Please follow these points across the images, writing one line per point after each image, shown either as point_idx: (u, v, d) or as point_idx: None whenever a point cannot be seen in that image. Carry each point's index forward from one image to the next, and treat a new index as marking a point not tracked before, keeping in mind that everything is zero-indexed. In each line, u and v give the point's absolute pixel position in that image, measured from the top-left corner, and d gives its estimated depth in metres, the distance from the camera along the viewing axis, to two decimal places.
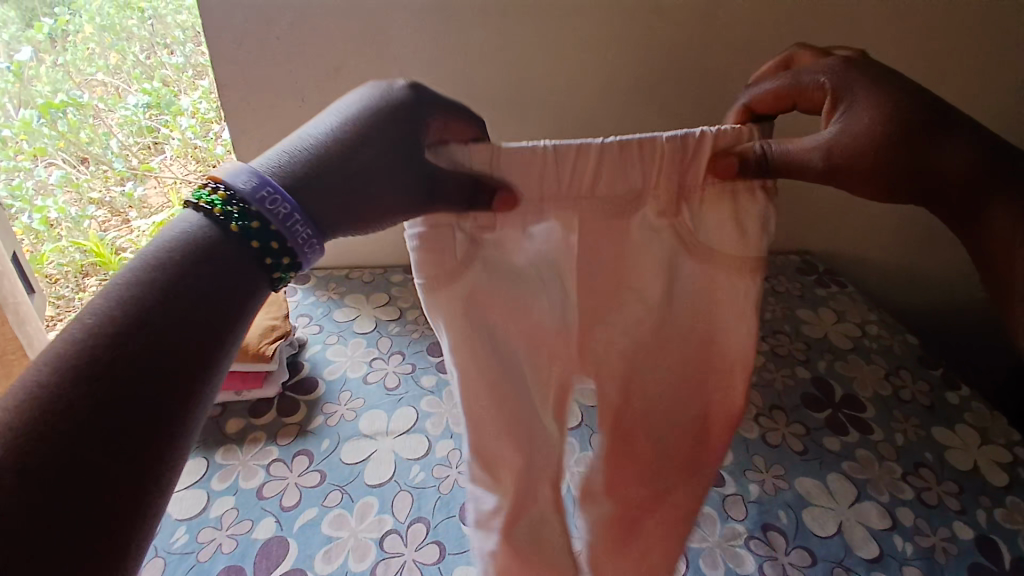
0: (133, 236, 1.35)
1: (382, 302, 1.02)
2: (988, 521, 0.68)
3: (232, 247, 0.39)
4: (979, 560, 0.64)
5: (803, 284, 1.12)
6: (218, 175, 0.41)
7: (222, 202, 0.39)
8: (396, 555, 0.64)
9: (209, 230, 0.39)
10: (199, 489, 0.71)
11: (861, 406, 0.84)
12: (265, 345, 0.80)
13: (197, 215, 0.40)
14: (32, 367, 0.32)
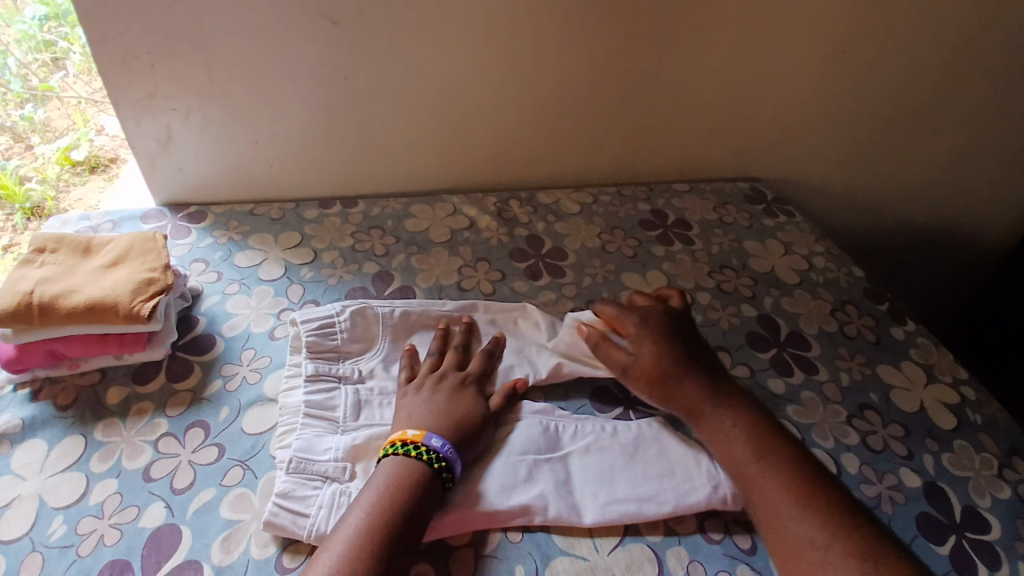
0: (36, 162, 1.02)
1: (293, 243, 0.91)
2: (933, 467, 0.69)
3: (429, 472, 0.54)
4: (928, 509, 0.65)
5: (751, 214, 1.07)
6: (407, 432, 0.57)
7: (411, 448, 0.55)
8: (300, 518, 0.55)
9: (410, 462, 0.55)
10: (77, 472, 0.61)
11: (807, 344, 0.82)
12: (139, 304, 0.68)
13: (398, 458, 0.55)
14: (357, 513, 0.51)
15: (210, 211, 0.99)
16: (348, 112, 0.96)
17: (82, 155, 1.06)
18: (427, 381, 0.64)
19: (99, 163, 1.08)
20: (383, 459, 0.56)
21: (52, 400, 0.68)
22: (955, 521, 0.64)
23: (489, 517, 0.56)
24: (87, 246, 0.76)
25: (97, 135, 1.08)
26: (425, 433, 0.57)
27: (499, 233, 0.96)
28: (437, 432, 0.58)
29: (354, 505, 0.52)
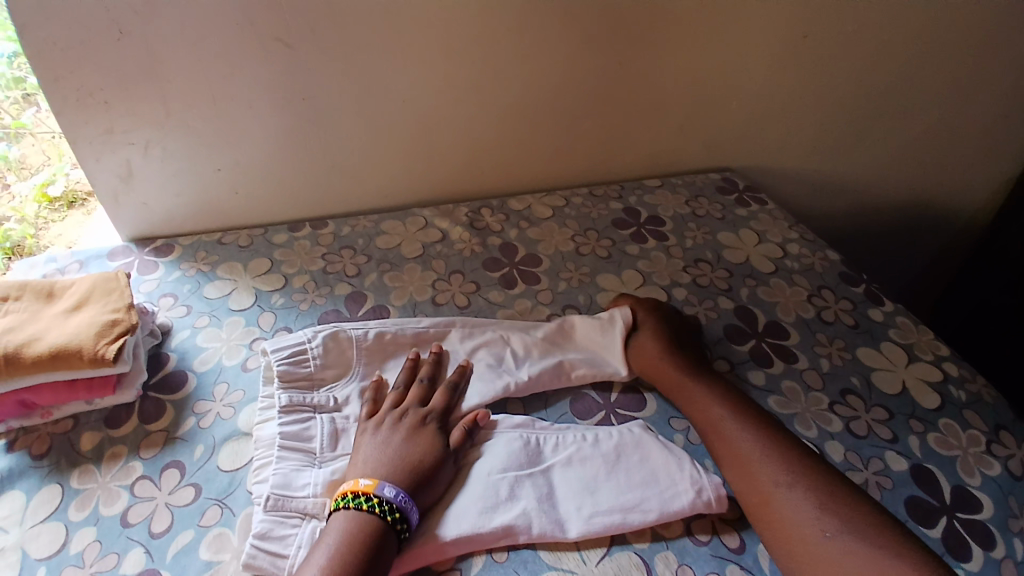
0: (13, 202, 1.00)
1: (263, 270, 0.89)
2: (919, 449, 0.69)
3: (382, 525, 0.53)
4: (917, 492, 0.65)
5: (723, 205, 1.07)
6: (358, 482, 0.56)
7: (364, 500, 0.54)
8: (279, 559, 0.53)
9: (362, 517, 0.53)
10: (55, 522, 0.60)
11: (785, 333, 0.82)
12: (104, 347, 0.66)
13: (348, 513, 0.54)
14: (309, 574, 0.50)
15: (177, 243, 0.97)
16: (311, 133, 0.95)
17: (59, 191, 1.04)
18: (388, 418, 0.62)
19: (76, 198, 1.06)
20: (332, 517, 0.54)
21: (27, 449, 0.66)
22: (947, 502, 0.64)
23: (470, 540, 0.55)
24: (49, 290, 0.75)
25: (74, 169, 1.04)
26: (378, 482, 0.55)
27: (472, 244, 0.95)
28: (392, 480, 0.56)
29: (306, 566, 0.51)
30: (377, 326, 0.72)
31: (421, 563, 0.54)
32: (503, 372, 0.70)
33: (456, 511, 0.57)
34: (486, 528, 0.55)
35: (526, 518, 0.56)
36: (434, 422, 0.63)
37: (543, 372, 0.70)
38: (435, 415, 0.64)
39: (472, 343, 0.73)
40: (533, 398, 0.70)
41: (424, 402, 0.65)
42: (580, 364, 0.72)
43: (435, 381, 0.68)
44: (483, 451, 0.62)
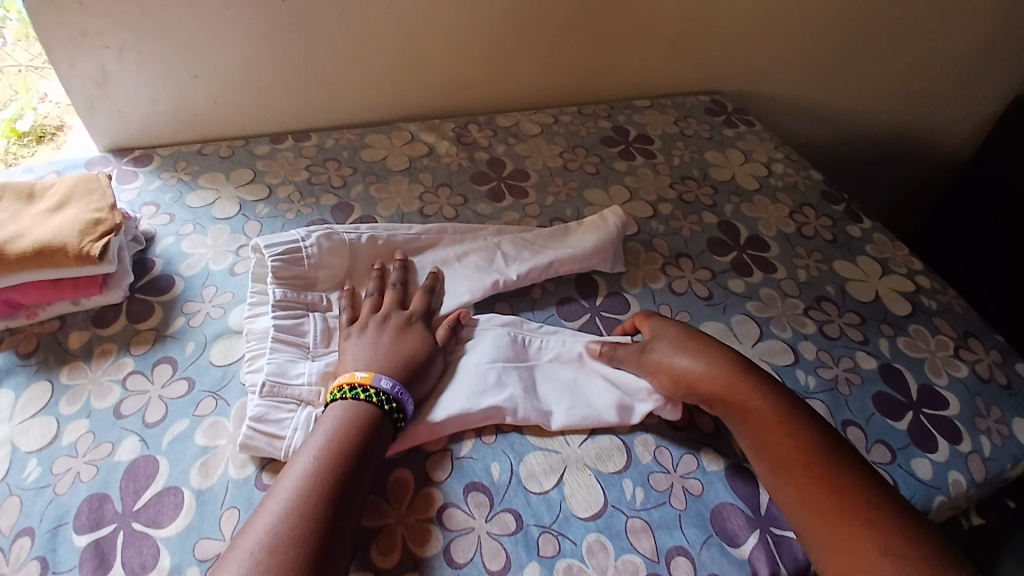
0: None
1: (246, 180, 0.88)
2: (890, 351, 0.73)
3: (379, 414, 0.54)
4: (885, 389, 0.69)
5: (711, 125, 1.07)
6: (354, 374, 0.57)
7: (361, 390, 0.55)
8: (276, 440, 0.55)
9: (360, 406, 0.54)
10: (47, 416, 0.61)
11: (766, 246, 0.84)
12: (89, 244, 0.66)
13: (345, 403, 0.55)
14: (306, 457, 0.51)
15: (156, 154, 0.95)
16: (293, 40, 0.91)
17: (29, 126, 1.00)
18: (372, 320, 0.63)
19: (45, 133, 1.02)
20: (328, 409, 0.55)
21: (13, 349, 0.66)
22: (914, 399, 0.68)
23: (464, 421, 0.58)
24: (30, 191, 0.73)
25: (41, 103, 1.01)
26: (374, 374, 0.56)
27: (459, 158, 0.94)
28: (386, 372, 0.57)
29: (304, 448, 0.52)
30: (369, 229, 0.72)
31: (414, 443, 0.57)
32: (489, 271, 0.72)
33: (447, 398, 0.59)
34: (476, 409, 0.58)
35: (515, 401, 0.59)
36: (420, 322, 0.64)
37: (531, 273, 0.72)
38: (416, 314, 0.65)
39: (461, 249, 0.74)
40: (520, 300, 0.72)
41: (402, 305, 0.66)
42: (565, 266, 0.73)
43: (407, 286, 0.68)
44: (472, 347, 0.64)
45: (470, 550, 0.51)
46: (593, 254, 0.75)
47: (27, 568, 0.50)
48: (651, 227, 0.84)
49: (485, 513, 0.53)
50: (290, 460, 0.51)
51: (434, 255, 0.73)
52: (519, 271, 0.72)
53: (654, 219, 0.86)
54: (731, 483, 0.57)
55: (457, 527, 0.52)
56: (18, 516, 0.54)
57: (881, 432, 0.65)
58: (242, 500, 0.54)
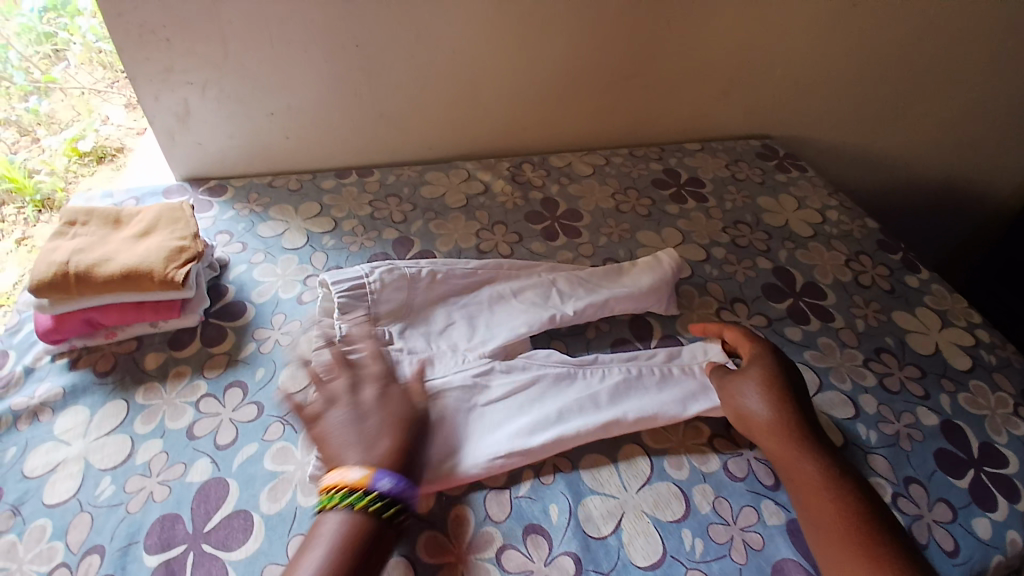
0: (44, 155, 1.06)
1: (313, 213, 0.93)
2: (952, 407, 0.71)
3: (376, 522, 0.50)
4: (945, 445, 0.67)
5: (763, 170, 1.08)
6: (348, 474, 0.52)
7: (357, 497, 0.50)
8: None
9: (357, 515, 0.50)
10: (121, 434, 0.64)
11: (822, 293, 0.84)
12: (173, 271, 0.70)
13: (343, 511, 0.50)
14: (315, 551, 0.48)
15: (229, 184, 1.00)
16: (360, 81, 0.97)
17: (89, 146, 1.11)
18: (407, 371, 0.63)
19: (105, 153, 1.13)
20: (325, 515, 0.51)
21: (91, 366, 0.71)
22: (975, 457, 0.66)
23: (521, 456, 0.58)
24: (117, 218, 0.79)
25: (101, 126, 1.14)
26: (372, 472, 0.52)
27: (514, 197, 0.97)
28: (387, 468, 0.52)
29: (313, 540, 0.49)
30: (428, 264, 0.73)
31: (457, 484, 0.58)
32: (541, 306, 0.73)
33: (498, 438, 0.60)
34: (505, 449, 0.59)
35: (576, 431, 0.60)
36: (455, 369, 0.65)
37: (588, 313, 0.73)
38: (463, 365, 0.65)
39: (514, 285, 0.76)
40: (576, 341, 0.74)
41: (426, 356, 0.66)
42: (620, 308, 0.75)
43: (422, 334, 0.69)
44: (530, 380, 0.64)
45: None
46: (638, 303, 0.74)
47: None
48: (705, 270, 0.85)
49: (544, 555, 0.53)
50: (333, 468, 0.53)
51: (462, 301, 0.73)
52: (574, 308, 0.73)
53: (708, 262, 0.87)
54: (793, 538, 0.56)
55: (516, 569, 0.52)
56: (87, 533, 0.56)
57: (942, 490, 0.63)
58: (308, 527, 0.56)
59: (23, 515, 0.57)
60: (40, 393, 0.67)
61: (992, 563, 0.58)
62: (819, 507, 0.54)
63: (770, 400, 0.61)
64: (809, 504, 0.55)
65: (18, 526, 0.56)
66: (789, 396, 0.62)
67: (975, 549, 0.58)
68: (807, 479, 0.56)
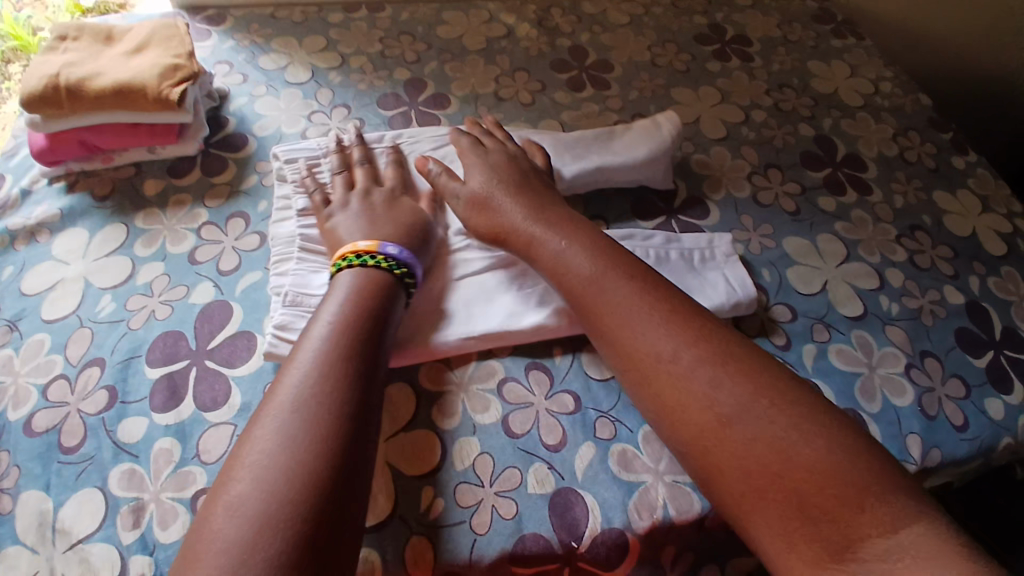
0: (48, 11, 1.06)
1: (319, 48, 0.85)
2: (980, 289, 0.66)
3: (393, 282, 0.52)
4: (968, 325, 0.63)
5: (819, 33, 0.96)
6: (354, 244, 0.54)
7: (368, 258, 0.53)
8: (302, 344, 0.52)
9: (365, 276, 0.52)
10: (122, 256, 0.62)
11: (863, 167, 0.77)
12: (168, 90, 0.65)
13: (354, 274, 0.52)
14: (304, 370, 0.45)
15: (228, 14, 0.92)
16: None
17: (91, 3, 1.07)
18: (354, 194, 0.60)
19: (108, 9, 1.07)
20: (336, 280, 0.52)
21: (89, 191, 0.68)
22: (996, 339, 0.62)
23: (494, 337, 0.54)
24: (107, 33, 0.73)
25: None
26: (379, 243, 0.54)
27: (539, 43, 0.88)
28: (392, 241, 0.55)
29: (308, 349, 0.46)
30: (411, 146, 0.68)
31: (421, 358, 0.53)
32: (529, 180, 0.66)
33: (472, 314, 0.55)
34: (477, 329, 0.54)
35: (558, 318, 0.54)
36: (404, 196, 0.61)
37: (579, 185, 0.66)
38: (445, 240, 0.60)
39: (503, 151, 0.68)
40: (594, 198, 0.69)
41: (377, 180, 0.62)
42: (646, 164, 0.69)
43: (374, 164, 0.64)
44: (514, 257, 0.58)
45: (528, 423, 0.51)
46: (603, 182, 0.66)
47: (97, 397, 0.53)
48: (740, 133, 0.78)
49: (545, 391, 0.53)
50: (229, 478, 0.40)
51: (441, 172, 0.66)
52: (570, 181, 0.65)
53: (745, 125, 0.80)
54: None
55: (514, 401, 0.52)
56: (88, 347, 0.56)
57: (957, 366, 0.60)
58: None
59: (21, 330, 0.57)
60: (37, 214, 0.65)
61: (1001, 444, 0.56)
62: (687, 405, 0.44)
63: (626, 282, 0.50)
64: (670, 406, 0.45)
65: (16, 342, 0.57)
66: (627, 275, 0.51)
67: (984, 427, 0.56)
68: (658, 372, 0.46)
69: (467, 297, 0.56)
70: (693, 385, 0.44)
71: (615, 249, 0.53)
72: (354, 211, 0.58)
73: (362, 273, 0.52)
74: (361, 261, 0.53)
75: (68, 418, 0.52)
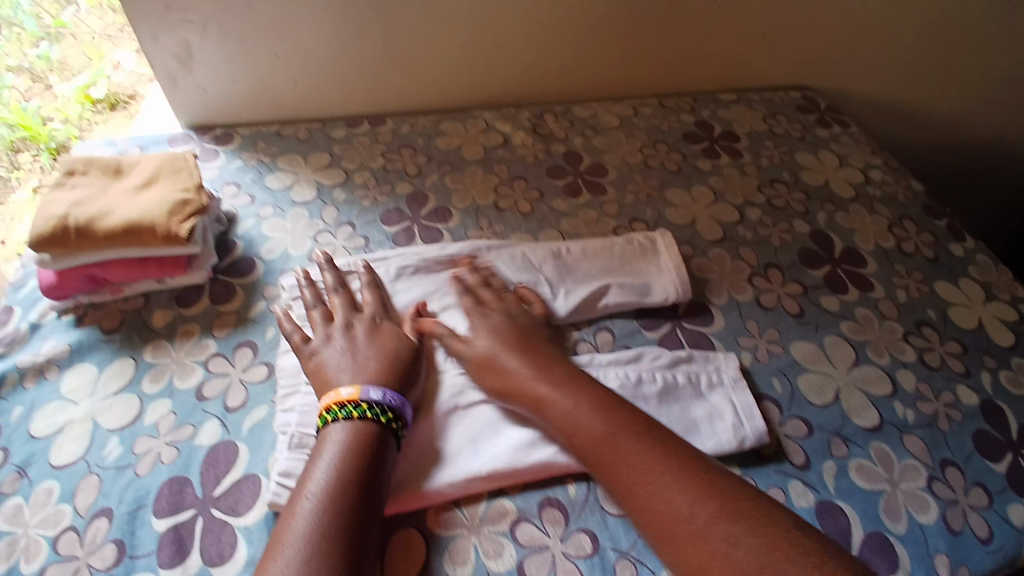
0: (57, 102, 1.08)
1: (324, 164, 0.88)
2: (993, 386, 0.66)
3: (379, 431, 0.52)
4: (985, 427, 0.62)
5: (803, 125, 1.00)
6: (337, 393, 0.53)
7: (352, 408, 0.52)
8: None
9: (353, 430, 0.51)
10: (129, 394, 0.62)
11: (863, 261, 0.78)
12: (176, 226, 0.67)
13: (343, 427, 0.51)
14: (302, 531, 0.45)
15: (236, 132, 0.96)
16: (369, 17, 0.89)
17: (101, 93, 1.11)
18: (336, 327, 0.61)
19: (118, 101, 1.12)
20: (325, 433, 0.52)
21: (97, 324, 0.69)
22: (1014, 440, 0.61)
23: (503, 475, 0.53)
24: (117, 167, 0.76)
25: (113, 74, 1.13)
26: (361, 389, 0.54)
27: (535, 149, 0.92)
28: (376, 383, 0.55)
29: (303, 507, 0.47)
30: (398, 262, 0.70)
31: (418, 505, 0.52)
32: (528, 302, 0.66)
33: (480, 450, 0.54)
34: (484, 468, 0.53)
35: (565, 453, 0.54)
36: (385, 321, 0.62)
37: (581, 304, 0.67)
38: (446, 369, 0.60)
39: (502, 266, 0.70)
40: None
41: (356, 308, 0.64)
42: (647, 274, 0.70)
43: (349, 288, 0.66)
44: None
45: (544, 568, 0.49)
46: (586, 299, 0.67)
47: (104, 551, 0.51)
48: (738, 233, 0.80)
49: (561, 531, 0.52)
50: None
51: (436, 288, 0.67)
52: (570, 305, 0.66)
53: (742, 224, 0.82)
54: (822, 521, 0.54)
55: (529, 544, 0.51)
56: (96, 496, 0.55)
57: (979, 473, 0.58)
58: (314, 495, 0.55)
59: (29, 477, 0.56)
60: (45, 350, 0.66)
61: None
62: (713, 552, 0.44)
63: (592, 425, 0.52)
64: (686, 554, 0.45)
65: (25, 489, 0.56)
66: (615, 416, 0.52)
67: (1010, 537, 0.54)
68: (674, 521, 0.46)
69: (478, 431, 0.56)
70: (714, 539, 0.44)
71: (598, 395, 0.54)
72: (362, 346, 0.58)
73: (352, 426, 0.51)
74: (345, 412, 0.52)
75: (76, 574, 0.50)
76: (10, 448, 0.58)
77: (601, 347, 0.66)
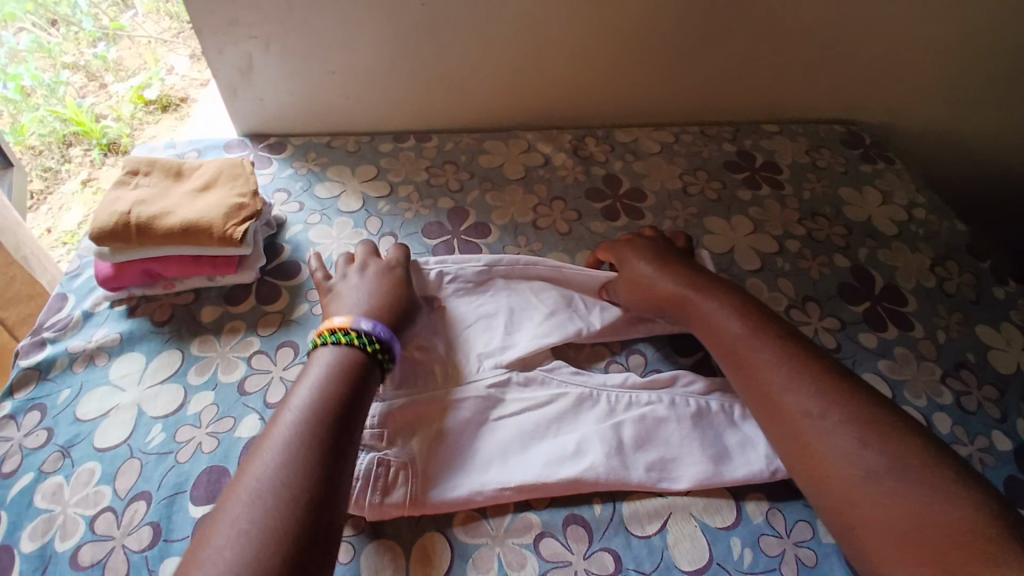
0: (112, 101, 1.16)
1: (370, 175, 0.91)
2: None
3: (364, 359, 0.55)
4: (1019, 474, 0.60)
5: (847, 159, 0.99)
6: (330, 321, 0.57)
7: (342, 334, 0.56)
8: None
9: (340, 355, 0.54)
10: (174, 383, 0.65)
11: (903, 299, 0.77)
12: (232, 228, 0.71)
13: (332, 349, 0.55)
14: (271, 469, 0.45)
15: (288, 142, 1.00)
16: (423, 39, 0.92)
17: (154, 95, 1.17)
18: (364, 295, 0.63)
19: (170, 103, 1.17)
20: (316, 353, 0.55)
21: (148, 316, 0.72)
22: None
23: (531, 489, 0.54)
24: (177, 169, 0.80)
25: (167, 76, 1.19)
26: (352, 319, 0.57)
27: (575, 171, 0.93)
28: (367, 318, 0.58)
29: (276, 446, 0.47)
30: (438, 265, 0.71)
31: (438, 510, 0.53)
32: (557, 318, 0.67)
33: (509, 463, 0.55)
34: (513, 481, 0.54)
35: (594, 473, 0.54)
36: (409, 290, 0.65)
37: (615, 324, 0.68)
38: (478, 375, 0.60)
39: (536, 283, 0.71)
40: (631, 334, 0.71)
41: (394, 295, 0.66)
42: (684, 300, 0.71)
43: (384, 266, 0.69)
44: (548, 400, 0.60)
45: None
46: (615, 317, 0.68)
47: (140, 533, 0.54)
48: (776, 264, 0.80)
49: (584, 549, 0.52)
50: None
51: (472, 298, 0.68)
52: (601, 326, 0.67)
53: (780, 255, 0.81)
54: None
55: (552, 559, 0.51)
56: (136, 479, 0.57)
57: None
58: None
59: (72, 457, 0.59)
60: (97, 338, 0.69)
61: None
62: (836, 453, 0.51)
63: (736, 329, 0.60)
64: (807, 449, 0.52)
65: (66, 469, 0.58)
66: (761, 325, 0.60)
67: None
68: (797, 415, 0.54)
69: (506, 444, 0.57)
70: (835, 441, 0.51)
71: (751, 309, 0.62)
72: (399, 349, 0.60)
73: (340, 350, 0.55)
74: (334, 338, 0.56)
75: (111, 553, 0.52)
76: (55, 428, 0.62)
77: (631, 368, 0.66)
